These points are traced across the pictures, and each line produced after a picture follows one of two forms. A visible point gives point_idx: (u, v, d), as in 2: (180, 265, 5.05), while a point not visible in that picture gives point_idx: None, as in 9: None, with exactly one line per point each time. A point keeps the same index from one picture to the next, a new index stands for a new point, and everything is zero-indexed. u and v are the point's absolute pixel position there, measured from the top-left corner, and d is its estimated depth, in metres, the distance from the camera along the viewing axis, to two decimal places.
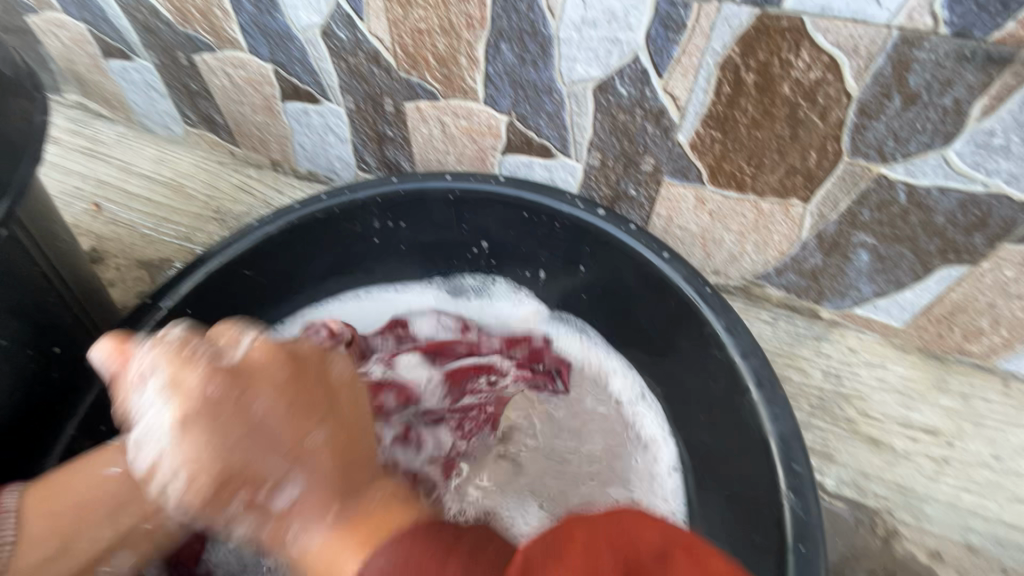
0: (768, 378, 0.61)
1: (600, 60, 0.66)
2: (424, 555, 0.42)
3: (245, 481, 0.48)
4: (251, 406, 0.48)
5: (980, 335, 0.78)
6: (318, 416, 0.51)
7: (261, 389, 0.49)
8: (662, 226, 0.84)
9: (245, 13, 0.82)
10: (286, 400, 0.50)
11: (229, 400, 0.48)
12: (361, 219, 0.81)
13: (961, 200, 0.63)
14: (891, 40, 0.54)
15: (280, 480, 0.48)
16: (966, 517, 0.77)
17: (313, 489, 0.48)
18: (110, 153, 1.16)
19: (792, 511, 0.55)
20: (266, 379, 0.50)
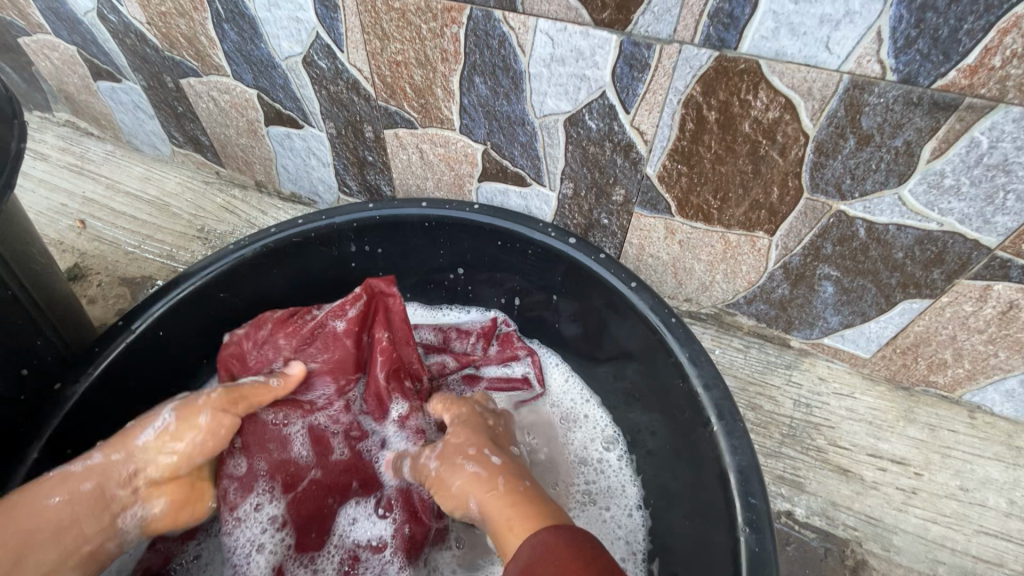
0: (729, 409, 0.62)
1: (570, 95, 0.68)
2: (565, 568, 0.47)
3: (479, 448, 0.63)
4: (466, 458, 0.62)
5: (944, 367, 0.79)
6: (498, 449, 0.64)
7: (460, 439, 0.65)
8: (635, 255, 0.85)
9: (229, 41, 0.85)
10: (455, 436, 0.66)
11: (450, 442, 0.65)
12: (337, 243, 0.82)
13: (918, 237, 0.65)
14: (842, 85, 0.56)
15: (485, 453, 0.62)
16: (934, 549, 0.77)
17: (478, 493, 0.58)
18: (98, 171, 1.17)
19: (748, 545, 0.55)
20: (464, 442, 0.64)
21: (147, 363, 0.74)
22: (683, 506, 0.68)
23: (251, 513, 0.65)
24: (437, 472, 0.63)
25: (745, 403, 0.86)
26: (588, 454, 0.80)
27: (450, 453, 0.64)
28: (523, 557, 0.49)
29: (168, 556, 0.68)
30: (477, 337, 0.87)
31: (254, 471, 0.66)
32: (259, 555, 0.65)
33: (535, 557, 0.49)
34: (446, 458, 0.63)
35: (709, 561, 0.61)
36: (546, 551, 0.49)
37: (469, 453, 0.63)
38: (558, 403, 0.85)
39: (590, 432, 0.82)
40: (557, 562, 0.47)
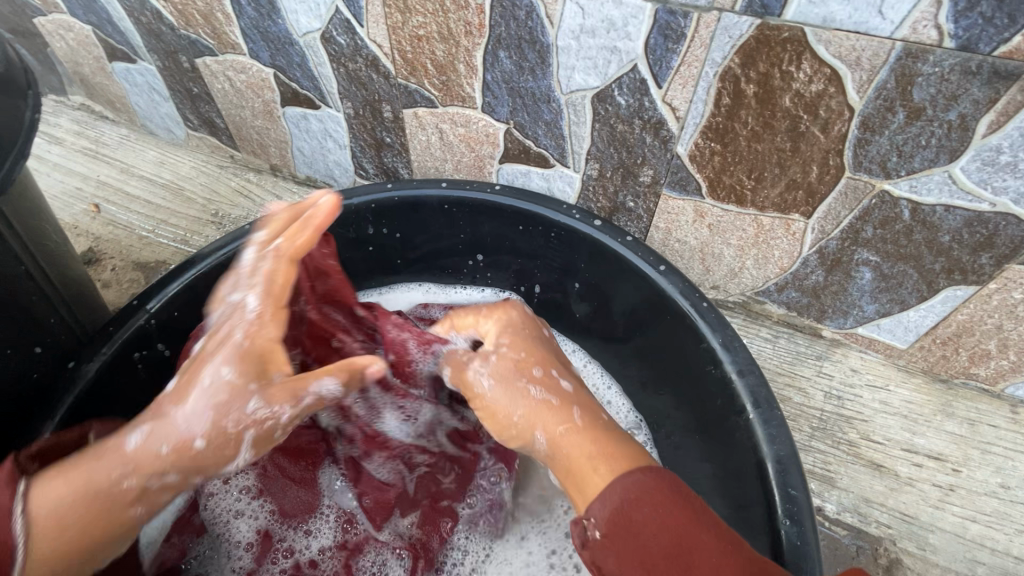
0: (765, 397, 0.59)
1: (599, 69, 0.65)
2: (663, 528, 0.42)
3: (548, 371, 0.56)
4: (531, 383, 0.55)
5: (987, 358, 0.76)
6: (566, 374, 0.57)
7: (516, 361, 0.56)
8: (661, 239, 0.82)
9: (247, 17, 0.83)
10: (513, 354, 0.57)
11: (505, 361, 0.57)
12: (355, 225, 0.80)
13: (967, 219, 0.62)
14: (895, 53, 0.52)
15: (551, 377, 0.56)
16: (973, 548, 0.73)
17: (546, 425, 0.53)
18: (113, 154, 1.16)
19: (788, 538, 0.52)
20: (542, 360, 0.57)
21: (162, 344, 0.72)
22: (713, 497, 0.65)
23: (222, 488, 0.67)
24: (491, 396, 0.56)
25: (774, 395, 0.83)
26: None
27: (510, 372, 0.56)
28: (613, 498, 0.44)
29: (183, 550, 0.67)
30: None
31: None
32: (241, 523, 0.67)
33: (630, 501, 0.43)
34: (505, 379, 0.56)
35: None
36: (626, 526, 0.43)
37: (534, 375, 0.55)
38: None
39: (613, 413, 0.78)
40: (651, 525, 0.42)
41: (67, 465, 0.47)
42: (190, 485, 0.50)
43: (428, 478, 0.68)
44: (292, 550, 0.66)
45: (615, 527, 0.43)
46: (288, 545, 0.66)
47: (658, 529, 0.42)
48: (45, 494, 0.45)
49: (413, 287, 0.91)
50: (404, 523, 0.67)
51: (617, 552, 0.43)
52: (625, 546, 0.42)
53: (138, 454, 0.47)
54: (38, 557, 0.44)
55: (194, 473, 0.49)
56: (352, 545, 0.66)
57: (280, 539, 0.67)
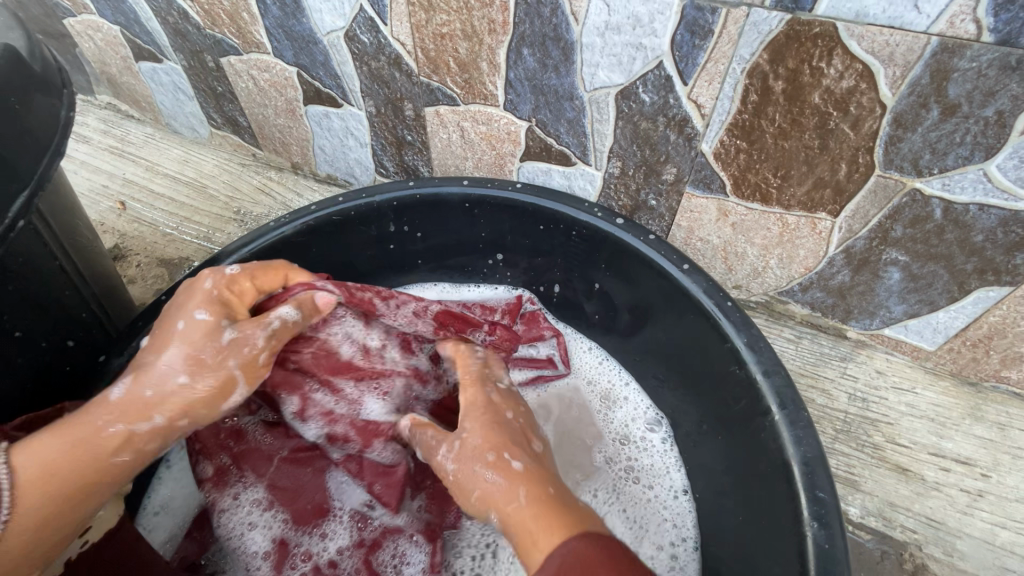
0: (791, 398, 0.58)
1: (623, 66, 0.65)
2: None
3: (496, 447, 0.55)
4: (486, 468, 0.53)
5: (1019, 361, 0.74)
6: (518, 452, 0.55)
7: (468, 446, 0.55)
8: (683, 238, 0.82)
9: (272, 17, 0.83)
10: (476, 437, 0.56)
11: (467, 444, 0.56)
12: (376, 222, 0.81)
13: (1002, 218, 0.60)
14: (930, 48, 0.51)
15: (505, 459, 0.54)
16: (1002, 556, 0.72)
17: (521, 496, 0.51)
18: (138, 153, 1.18)
19: (815, 541, 0.51)
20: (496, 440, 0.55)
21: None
22: (736, 500, 0.65)
23: (233, 503, 0.66)
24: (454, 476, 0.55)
25: None
26: (632, 432, 0.77)
27: (467, 450, 0.55)
28: (552, 569, 0.47)
29: (203, 546, 0.68)
30: (502, 313, 0.83)
31: (223, 465, 0.66)
32: (256, 535, 0.66)
33: (569, 570, 0.46)
34: (462, 458, 0.55)
35: (768, 556, 0.58)
36: None
37: (487, 458, 0.54)
38: (595, 384, 0.82)
39: (633, 411, 0.79)
40: None
41: (62, 424, 0.51)
42: (176, 431, 0.53)
43: (420, 454, 0.68)
44: (311, 554, 0.66)
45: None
46: (307, 548, 0.66)
47: None
48: (36, 442, 0.48)
49: (428, 286, 0.92)
50: (414, 507, 0.67)
51: None
52: None
53: (120, 400, 0.51)
54: (23, 505, 0.46)
55: (181, 415, 0.53)
56: (371, 539, 0.66)
57: (297, 544, 0.66)
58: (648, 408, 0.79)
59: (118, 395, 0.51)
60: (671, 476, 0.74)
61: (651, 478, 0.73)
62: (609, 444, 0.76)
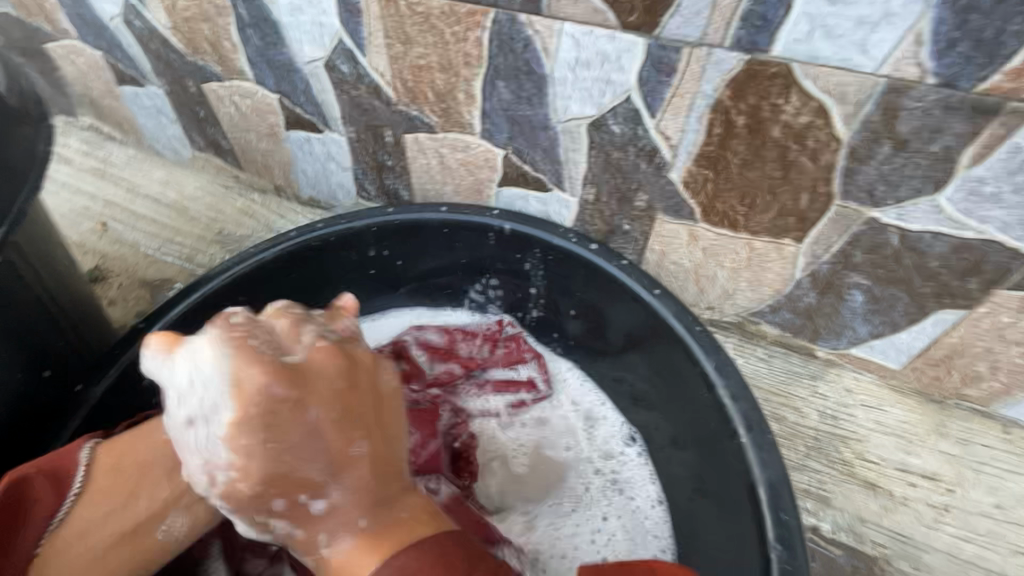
0: (758, 421, 0.60)
1: (594, 99, 0.67)
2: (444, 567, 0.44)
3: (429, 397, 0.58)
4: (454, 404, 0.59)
5: (978, 379, 0.77)
6: (363, 426, 0.44)
7: None
8: (656, 261, 0.84)
9: (252, 46, 0.85)
10: (343, 398, 0.43)
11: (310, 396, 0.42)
12: (356, 247, 0.82)
13: (954, 245, 0.63)
14: (878, 89, 0.54)
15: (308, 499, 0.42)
16: (967, 569, 0.74)
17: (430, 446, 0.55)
18: (120, 174, 1.18)
19: (779, 563, 0.53)
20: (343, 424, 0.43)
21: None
22: (709, 521, 0.66)
23: None
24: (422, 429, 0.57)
25: (769, 414, 0.84)
26: (611, 448, 0.77)
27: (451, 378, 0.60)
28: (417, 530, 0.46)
29: None
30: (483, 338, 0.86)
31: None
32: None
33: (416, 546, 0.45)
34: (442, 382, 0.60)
35: None
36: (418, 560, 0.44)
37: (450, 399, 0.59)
38: (575, 402, 0.82)
39: (609, 428, 0.79)
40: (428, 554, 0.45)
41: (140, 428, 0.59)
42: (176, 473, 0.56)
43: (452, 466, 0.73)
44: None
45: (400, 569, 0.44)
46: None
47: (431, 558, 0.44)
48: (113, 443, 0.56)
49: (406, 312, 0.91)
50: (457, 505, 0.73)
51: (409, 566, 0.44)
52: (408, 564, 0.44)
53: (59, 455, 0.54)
54: (101, 478, 0.53)
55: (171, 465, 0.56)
56: None
57: None
58: (626, 423, 0.79)
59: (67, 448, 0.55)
60: (647, 492, 0.74)
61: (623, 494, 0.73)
62: (591, 464, 0.75)
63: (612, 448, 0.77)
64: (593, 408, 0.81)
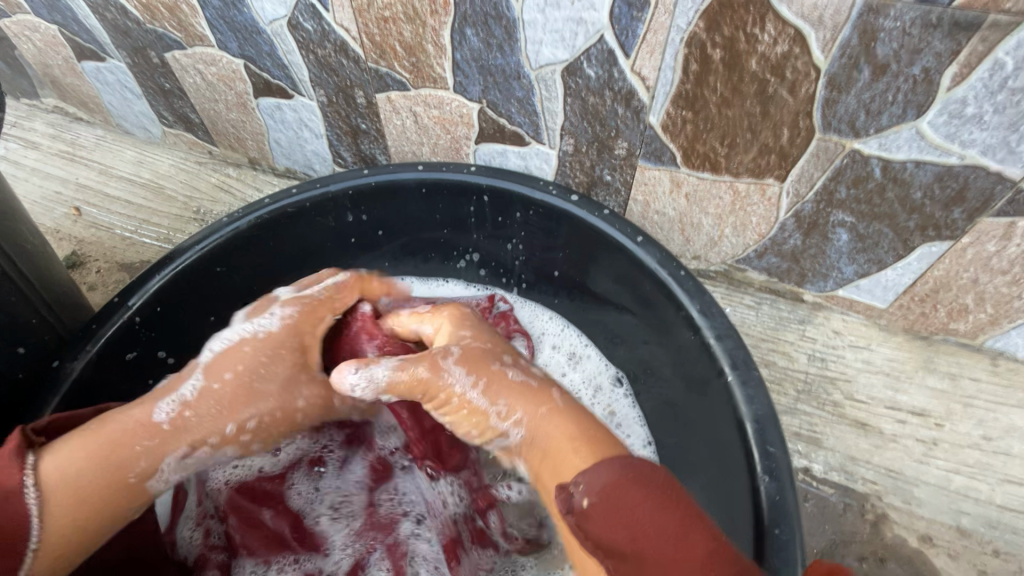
0: (743, 359, 0.60)
1: (566, 42, 0.65)
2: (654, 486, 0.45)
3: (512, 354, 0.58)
4: (504, 368, 0.56)
5: (965, 313, 0.77)
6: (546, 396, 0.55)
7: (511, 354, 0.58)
8: (640, 212, 0.83)
9: (211, 8, 0.82)
10: (476, 342, 0.58)
11: (470, 353, 0.57)
12: (333, 212, 0.80)
13: (938, 173, 0.62)
14: (856, 9, 0.52)
15: (518, 364, 0.57)
16: (957, 500, 0.75)
17: (529, 409, 0.54)
18: (90, 156, 1.15)
19: (767, 494, 0.54)
20: (490, 352, 0.57)
21: (160, 346, 0.74)
22: (699, 464, 0.67)
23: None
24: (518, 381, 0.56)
25: (759, 360, 0.84)
26: (599, 384, 0.80)
27: (479, 358, 0.56)
28: (605, 475, 0.46)
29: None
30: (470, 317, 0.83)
31: (203, 517, 0.67)
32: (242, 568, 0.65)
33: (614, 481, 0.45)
34: (475, 363, 0.56)
35: (729, 514, 0.60)
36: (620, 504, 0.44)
37: (504, 360, 0.57)
38: (557, 346, 0.84)
39: (596, 366, 0.82)
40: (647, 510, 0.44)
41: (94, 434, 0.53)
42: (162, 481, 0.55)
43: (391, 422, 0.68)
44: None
45: (609, 502, 0.45)
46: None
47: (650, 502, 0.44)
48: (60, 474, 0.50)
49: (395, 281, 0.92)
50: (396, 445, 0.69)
51: (606, 516, 0.44)
52: (614, 510, 0.44)
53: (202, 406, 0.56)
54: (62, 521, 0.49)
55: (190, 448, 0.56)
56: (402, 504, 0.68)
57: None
58: (611, 364, 0.81)
59: (166, 422, 0.54)
60: (629, 429, 0.76)
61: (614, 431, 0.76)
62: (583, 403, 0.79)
63: (596, 381, 0.81)
64: (575, 349, 0.83)
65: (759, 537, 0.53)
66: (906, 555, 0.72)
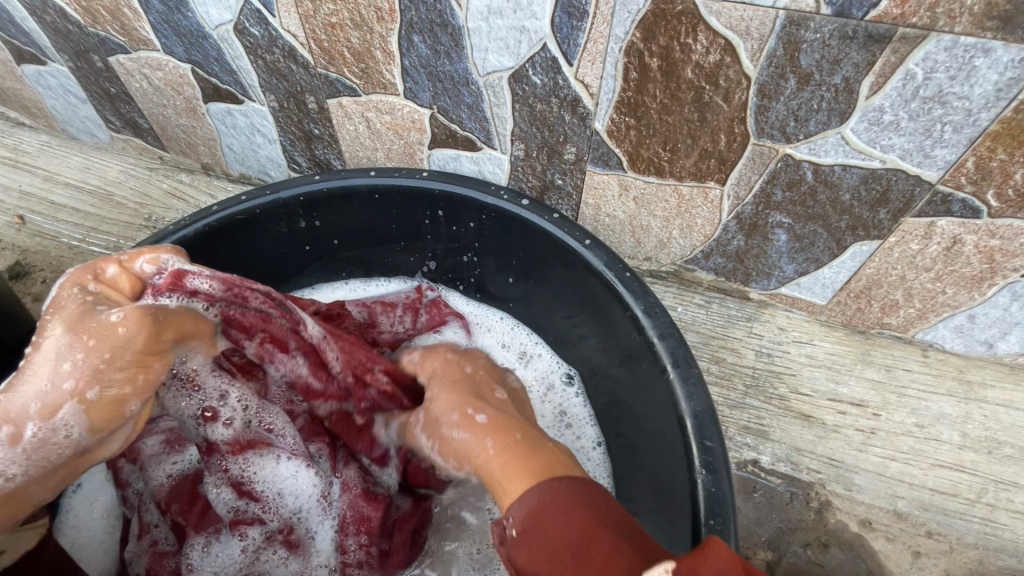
0: (684, 356, 0.62)
1: (511, 50, 0.66)
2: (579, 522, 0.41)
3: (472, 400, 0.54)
4: (464, 421, 0.52)
5: (896, 308, 0.81)
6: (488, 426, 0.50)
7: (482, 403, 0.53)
8: (592, 215, 0.85)
9: (155, 11, 0.80)
10: (456, 392, 0.56)
11: (446, 385, 0.53)
12: (285, 218, 0.79)
13: (863, 176, 0.65)
14: (779, 22, 0.55)
15: (473, 413, 0.52)
16: (893, 485, 0.79)
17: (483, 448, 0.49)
18: (33, 162, 1.11)
19: (705, 487, 0.56)
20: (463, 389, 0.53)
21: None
22: (645, 458, 0.69)
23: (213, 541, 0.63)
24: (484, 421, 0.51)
25: (708, 357, 0.87)
26: (551, 382, 0.82)
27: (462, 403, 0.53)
28: (527, 503, 0.43)
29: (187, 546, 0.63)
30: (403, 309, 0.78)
31: (147, 529, 0.64)
32: (192, 547, 0.63)
33: (541, 521, 0.42)
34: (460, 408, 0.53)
35: (670, 507, 0.62)
36: (544, 538, 0.41)
37: (471, 410, 0.52)
38: (510, 345, 0.86)
39: (548, 364, 0.84)
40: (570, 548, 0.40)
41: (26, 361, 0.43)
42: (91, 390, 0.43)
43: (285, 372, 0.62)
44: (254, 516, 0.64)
45: (534, 527, 0.42)
46: (227, 543, 0.64)
47: (575, 552, 0.40)
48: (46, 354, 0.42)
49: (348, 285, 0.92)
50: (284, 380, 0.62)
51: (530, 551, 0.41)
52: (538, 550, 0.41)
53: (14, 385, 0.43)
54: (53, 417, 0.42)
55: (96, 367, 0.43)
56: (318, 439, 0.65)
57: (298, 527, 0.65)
58: (562, 362, 0.83)
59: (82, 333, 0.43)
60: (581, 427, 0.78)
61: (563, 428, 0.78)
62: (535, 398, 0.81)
63: (548, 378, 0.83)
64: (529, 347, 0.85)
65: (696, 528, 0.55)
66: (848, 539, 0.76)
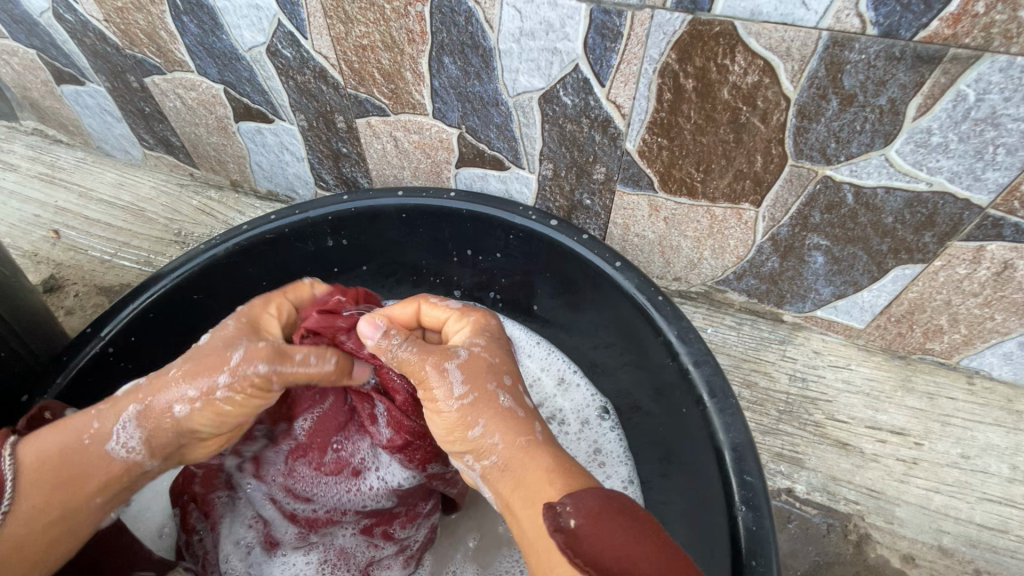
0: (720, 385, 0.60)
1: (542, 70, 0.66)
2: (640, 528, 0.43)
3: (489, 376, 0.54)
4: (500, 389, 0.53)
5: (940, 333, 0.77)
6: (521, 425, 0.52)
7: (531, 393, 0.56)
8: (620, 235, 0.83)
9: (190, 34, 0.82)
10: (486, 354, 0.55)
11: (476, 360, 0.55)
12: (312, 237, 0.79)
13: (907, 200, 0.63)
14: (822, 42, 0.53)
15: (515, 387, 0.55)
16: (938, 519, 0.75)
17: (507, 434, 0.51)
18: (69, 178, 1.14)
19: (744, 524, 0.53)
20: (495, 368, 0.55)
21: None
22: (679, 492, 0.66)
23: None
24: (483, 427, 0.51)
25: (740, 381, 0.84)
26: (587, 417, 0.80)
27: (481, 367, 0.54)
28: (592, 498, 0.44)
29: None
30: None
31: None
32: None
33: (598, 516, 0.43)
34: (474, 372, 0.54)
35: (707, 543, 0.60)
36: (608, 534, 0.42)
37: (503, 380, 0.54)
38: (546, 370, 0.85)
39: (585, 396, 0.82)
40: (623, 540, 0.41)
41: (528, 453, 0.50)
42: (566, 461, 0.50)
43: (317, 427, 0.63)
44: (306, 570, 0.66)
45: (594, 518, 0.43)
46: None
47: (633, 544, 0.41)
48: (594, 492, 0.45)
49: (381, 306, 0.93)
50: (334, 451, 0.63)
51: (598, 540, 0.42)
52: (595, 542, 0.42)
53: (199, 418, 0.52)
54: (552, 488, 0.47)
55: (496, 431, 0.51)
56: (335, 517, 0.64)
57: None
58: (597, 394, 0.81)
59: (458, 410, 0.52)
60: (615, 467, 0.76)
61: (597, 465, 0.76)
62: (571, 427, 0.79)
63: (586, 414, 0.80)
64: (567, 377, 0.84)
65: (736, 569, 0.53)
66: None
